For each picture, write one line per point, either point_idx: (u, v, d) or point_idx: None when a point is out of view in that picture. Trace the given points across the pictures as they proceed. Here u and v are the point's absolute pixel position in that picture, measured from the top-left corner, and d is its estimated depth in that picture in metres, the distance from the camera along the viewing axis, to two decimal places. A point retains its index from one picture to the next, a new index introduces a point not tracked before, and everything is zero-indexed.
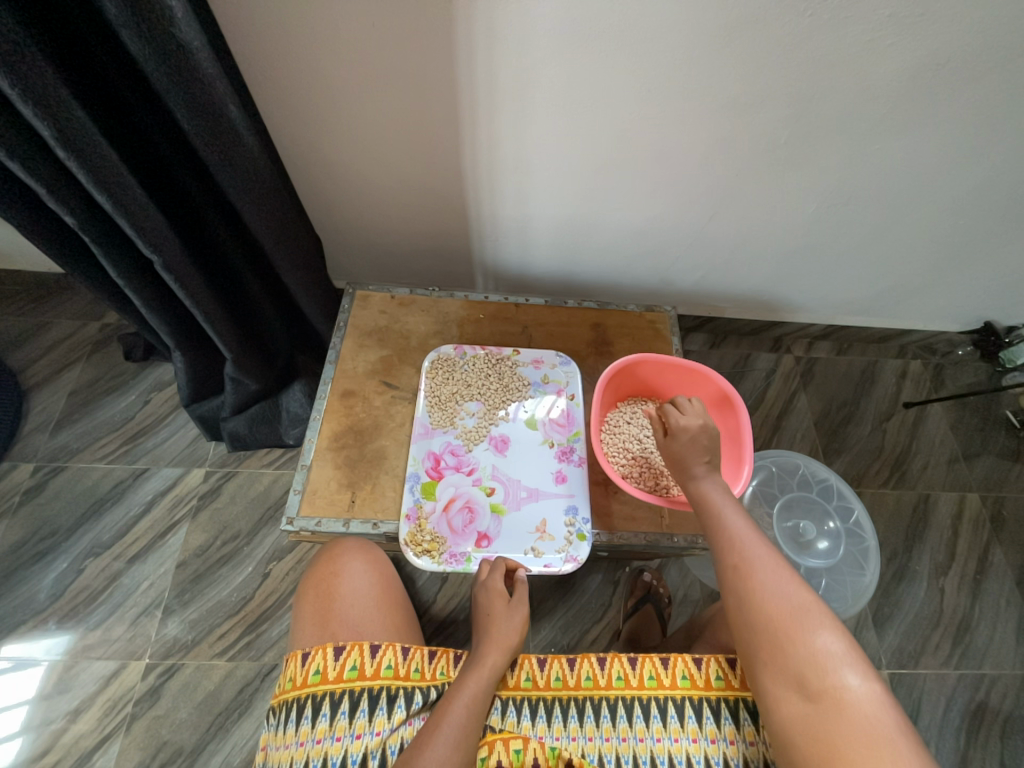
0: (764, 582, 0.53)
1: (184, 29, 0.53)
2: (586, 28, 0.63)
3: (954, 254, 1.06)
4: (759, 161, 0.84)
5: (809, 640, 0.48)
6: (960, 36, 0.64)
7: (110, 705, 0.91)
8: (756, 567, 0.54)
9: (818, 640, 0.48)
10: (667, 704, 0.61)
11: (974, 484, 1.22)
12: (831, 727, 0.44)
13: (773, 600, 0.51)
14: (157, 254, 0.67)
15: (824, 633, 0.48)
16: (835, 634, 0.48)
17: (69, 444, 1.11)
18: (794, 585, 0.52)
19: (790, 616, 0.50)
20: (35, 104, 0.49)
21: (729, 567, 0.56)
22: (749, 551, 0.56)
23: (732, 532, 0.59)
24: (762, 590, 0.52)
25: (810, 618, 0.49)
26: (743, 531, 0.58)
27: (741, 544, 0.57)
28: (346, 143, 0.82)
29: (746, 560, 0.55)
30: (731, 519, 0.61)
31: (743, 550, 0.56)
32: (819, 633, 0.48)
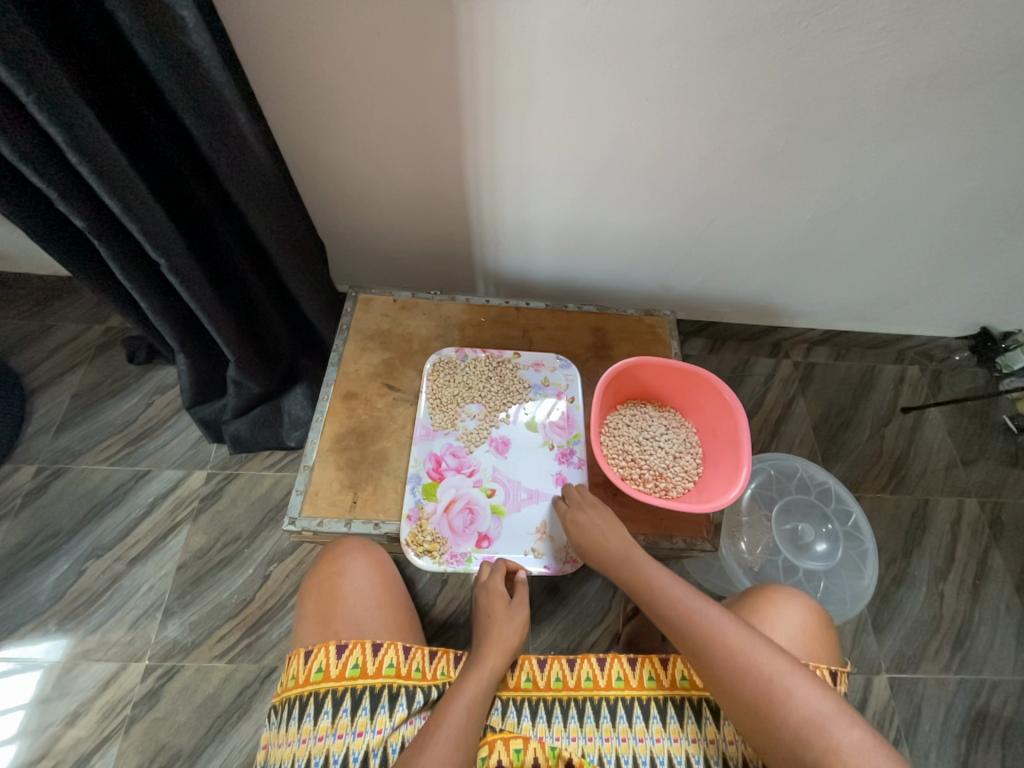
0: (729, 656, 0.54)
1: (194, 38, 0.54)
2: (586, 39, 0.65)
3: (950, 261, 1.07)
4: (756, 169, 0.86)
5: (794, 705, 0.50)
6: (952, 48, 0.66)
7: (109, 708, 0.91)
8: (713, 646, 0.55)
9: (803, 701, 0.50)
10: (667, 704, 0.62)
11: (973, 489, 1.22)
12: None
13: (748, 674, 0.52)
14: (164, 256, 0.68)
15: (802, 695, 0.50)
16: (815, 690, 0.50)
17: (72, 446, 1.12)
18: (760, 649, 0.54)
19: (771, 685, 0.51)
20: (49, 109, 0.50)
21: (690, 651, 0.56)
22: (702, 628, 0.56)
23: (679, 608, 0.59)
24: (736, 666, 0.53)
25: (788, 679, 0.51)
26: (689, 605, 0.59)
27: (692, 620, 0.57)
28: (351, 150, 0.84)
29: (701, 644, 0.56)
30: (672, 590, 0.61)
31: (697, 627, 0.56)
32: (802, 694, 0.50)
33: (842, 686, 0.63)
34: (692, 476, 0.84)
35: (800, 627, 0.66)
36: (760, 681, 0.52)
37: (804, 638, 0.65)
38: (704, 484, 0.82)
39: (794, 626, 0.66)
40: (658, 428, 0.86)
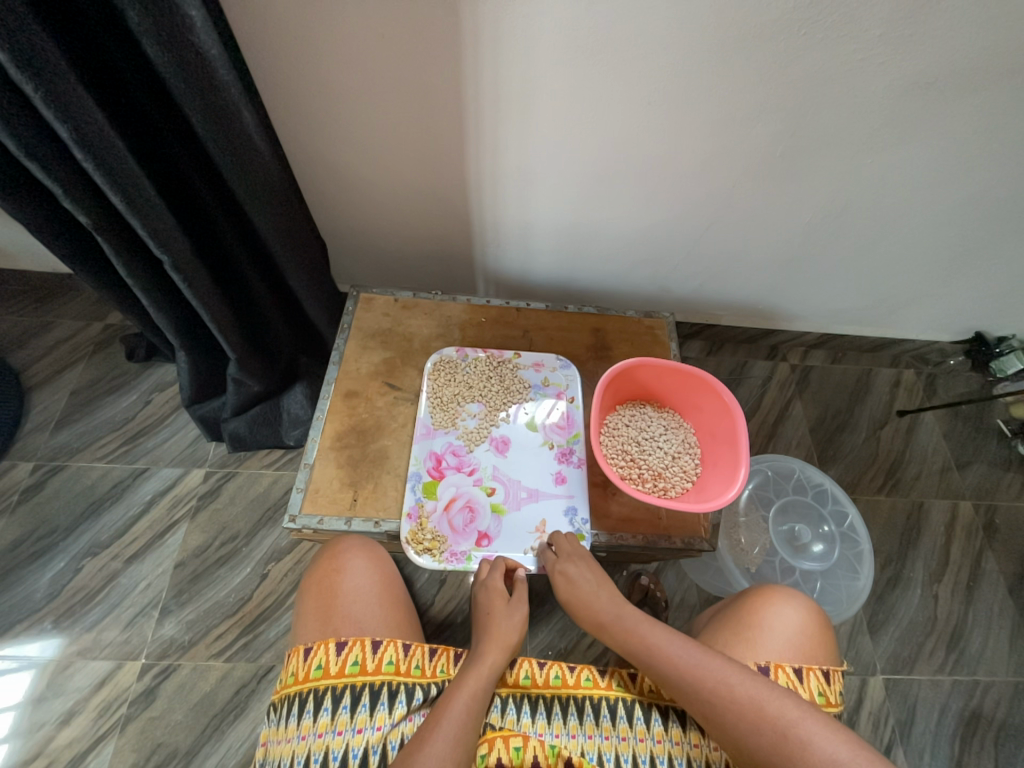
0: (739, 707, 0.53)
1: (202, 36, 0.54)
2: (588, 44, 0.66)
3: (946, 266, 1.09)
4: (755, 173, 0.87)
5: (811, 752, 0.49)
6: (948, 56, 0.67)
7: (104, 707, 0.91)
8: (723, 707, 0.54)
9: (820, 744, 0.49)
10: (667, 708, 0.63)
11: (967, 492, 1.23)
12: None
13: (761, 724, 0.52)
14: (167, 254, 0.68)
15: (818, 741, 0.49)
16: (829, 732, 0.50)
17: (69, 443, 1.12)
18: (769, 695, 0.53)
19: (784, 735, 0.50)
20: (56, 107, 0.50)
21: (703, 709, 0.55)
22: (707, 686, 0.55)
23: (680, 663, 0.58)
24: (748, 716, 0.53)
25: (801, 723, 0.51)
26: (688, 661, 0.57)
27: (696, 674, 0.56)
28: (353, 150, 0.84)
29: (710, 705, 0.54)
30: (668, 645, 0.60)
31: (704, 683, 0.55)
32: (817, 738, 0.50)
33: (837, 686, 0.64)
34: (690, 476, 0.84)
35: (799, 628, 0.67)
36: (775, 728, 0.51)
37: (802, 639, 0.66)
38: (703, 485, 0.82)
39: (793, 627, 0.67)
40: (657, 429, 0.87)
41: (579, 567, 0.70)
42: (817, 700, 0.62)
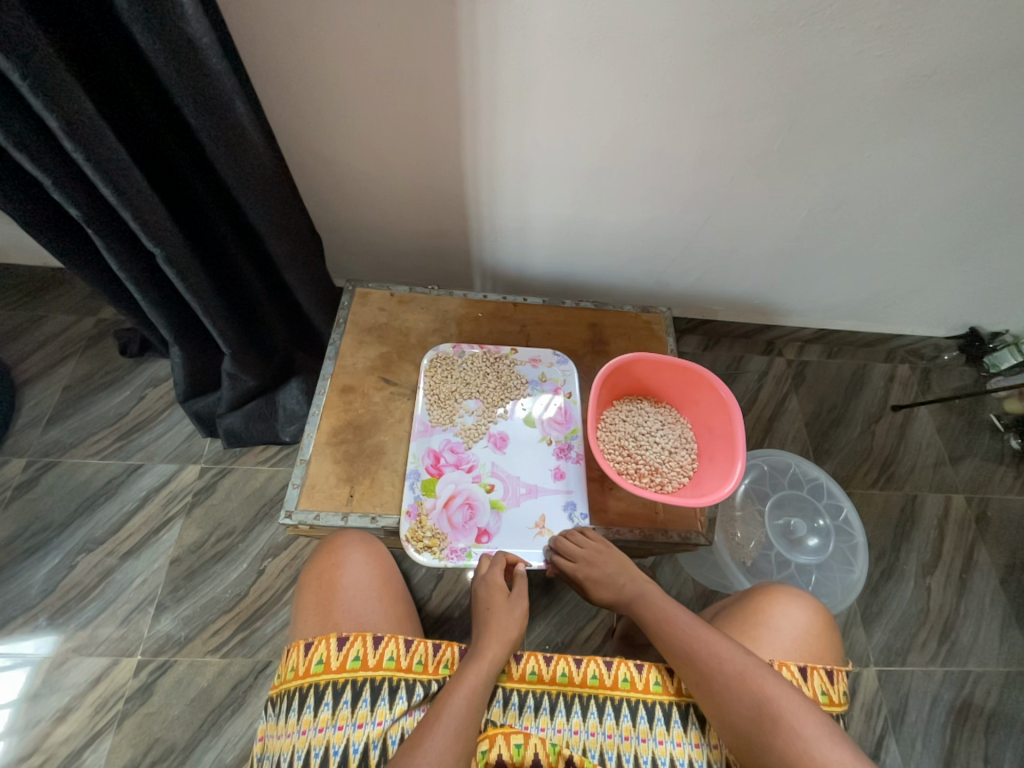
0: (724, 676, 0.57)
1: (193, 26, 0.54)
2: (585, 36, 0.65)
3: (941, 262, 1.09)
4: (752, 168, 0.86)
5: (784, 723, 0.52)
6: (945, 51, 0.67)
7: (100, 703, 0.90)
8: (713, 676, 0.57)
9: (794, 718, 0.52)
10: (672, 709, 0.62)
11: (960, 485, 1.24)
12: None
13: (741, 693, 0.55)
14: (159, 247, 0.67)
15: (799, 718, 0.52)
16: (805, 710, 0.53)
17: (62, 439, 1.11)
18: (756, 669, 0.56)
19: (766, 708, 0.54)
20: (44, 97, 0.49)
21: (693, 673, 0.59)
22: (702, 658, 0.59)
23: (682, 631, 0.63)
24: (731, 687, 0.56)
25: (781, 698, 0.54)
26: (691, 634, 0.61)
27: (694, 641, 0.61)
28: (349, 142, 0.83)
29: (701, 673, 0.58)
30: (678, 622, 0.64)
31: (698, 652, 0.59)
32: (794, 713, 0.53)
33: (840, 686, 0.63)
34: (687, 471, 0.84)
35: (805, 628, 0.67)
36: (755, 701, 0.54)
37: (809, 639, 0.67)
38: (700, 479, 0.83)
39: (799, 627, 0.67)
40: (654, 424, 0.87)
41: (601, 566, 0.74)
42: (819, 698, 0.62)
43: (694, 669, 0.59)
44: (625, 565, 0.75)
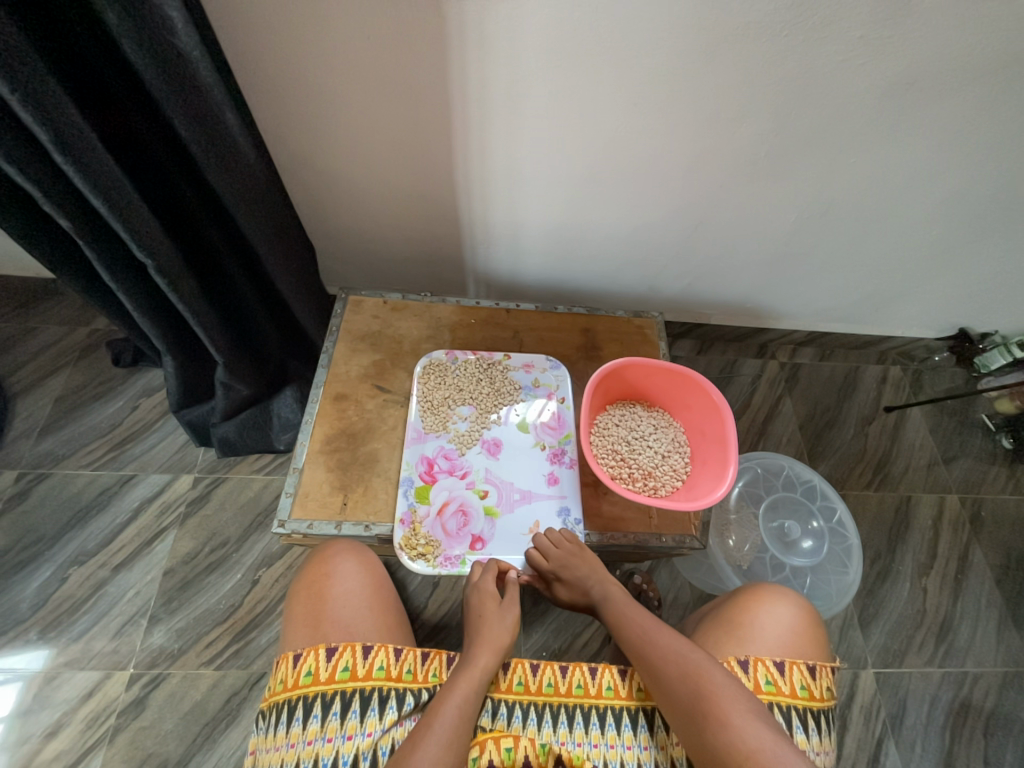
0: (668, 670, 0.58)
1: (184, 38, 0.54)
2: (573, 47, 0.66)
3: (928, 264, 1.10)
4: (741, 173, 0.87)
5: (713, 711, 0.53)
6: (928, 56, 0.68)
7: (92, 718, 0.89)
8: (659, 665, 0.59)
9: (722, 705, 0.53)
10: (654, 715, 0.62)
11: (954, 486, 1.25)
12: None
13: (680, 686, 0.56)
14: (151, 258, 0.67)
15: (729, 705, 0.53)
16: (735, 696, 0.54)
17: (54, 450, 1.10)
18: (697, 661, 0.58)
19: (702, 693, 0.54)
20: (34, 109, 0.50)
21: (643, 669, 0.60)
22: (650, 649, 0.61)
23: (636, 632, 0.64)
24: (672, 681, 0.57)
25: (715, 686, 0.55)
26: (646, 628, 0.64)
27: (645, 638, 0.62)
28: (340, 152, 0.84)
29: (649, 663, 0.60)
30: (637, 617, 0.66)
31: (648, 646, 0.61)
32: (724, 700, 0.53)
33: (823, 680, 0.64)
34: (681, 475, 0.84)
35: (791, 627, 0.67)
36: (691, 691, 0.55)
37: (794, 639, 0.66)
38: (693, 483, 0.83)
39: (784, 626, 0.67)
40: (647, 428, 0.87)
41: (569, 569, 0.72)
42: (799, 693, 0.62)
43: (644, 664, 0.61)
44: (598, 568, 0.73)
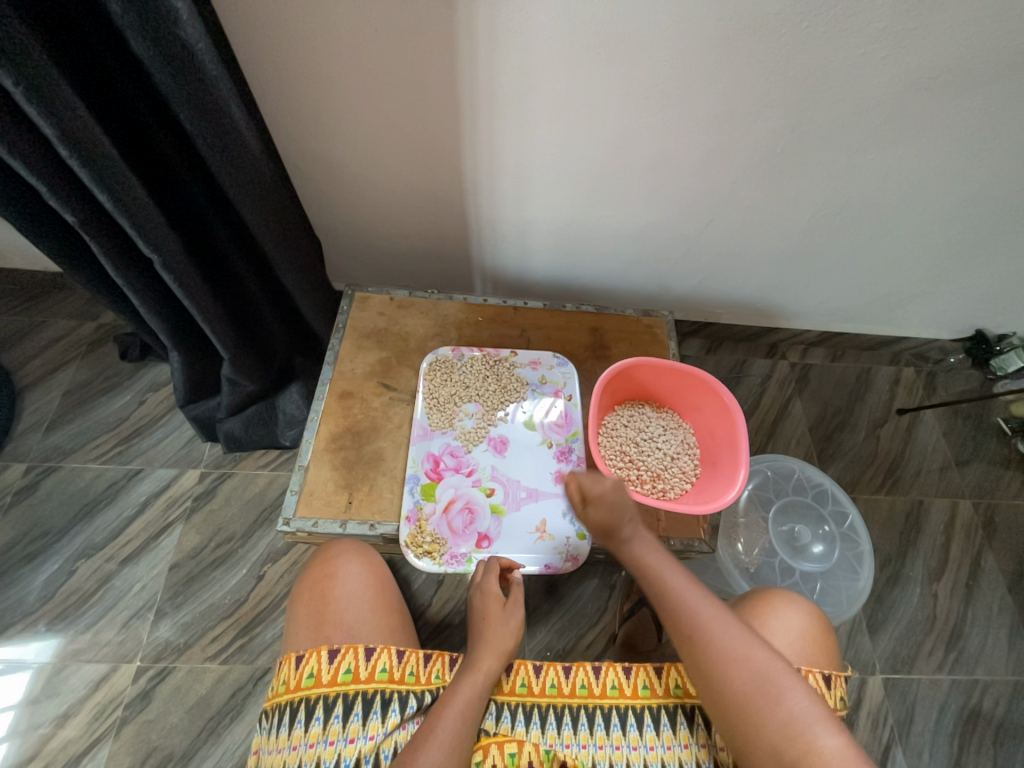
0: (722, 648, 0.54)
1: (189, 31, 0.53)
2: (585, 38, 0.65)
3: (944, 265, 1.08)
4: (756, 169, 0.85)
5: (774, 702, 0.50)
6: (953, 50, 0.66)
7: (99, 710, 0.90)
8: (711, 641, 0.55)
9: (784, 698, 0.50)
10: (660, 713, 0.61)
11: (966, 491, 1.23)
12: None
13: (736, 667, 0.53)
14: (157, 253, 0.67)
15: (795, 698, 0.50)
16: (797, 688, 0.51)
17: (62, 444, 1.10)
18: (755, 647, 0.54)
19: (762, 683, 0.51)
20: (37, 102, 0.49)
21: (687, 636, 0.56)
22: (700, 623, 0.56)
23: (680, 595, 0.60)
24: (727, 660, 0.53)
25: (773, 675, 0.52)
26: (690, 596, 0.59)
27: (693, 606, 0.58)
28: (347, 146, 0.83)
29: (700, 637, 0.56)
30: (677, 582, 0.61)
31: (696, 619, 0.57)
32: (784, 694, 0.51)
33: (837, 691, 0.62)
34: (690, 476, 0.84)
35: (800, 630, 0.66)
36: (750, 678, 0.52)
37: (804, 642, 0.65)
38: (703, 486, 0.82)
39: (793, 630, 0.66)
40: (656, 429, 0.86)
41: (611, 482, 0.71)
42: None
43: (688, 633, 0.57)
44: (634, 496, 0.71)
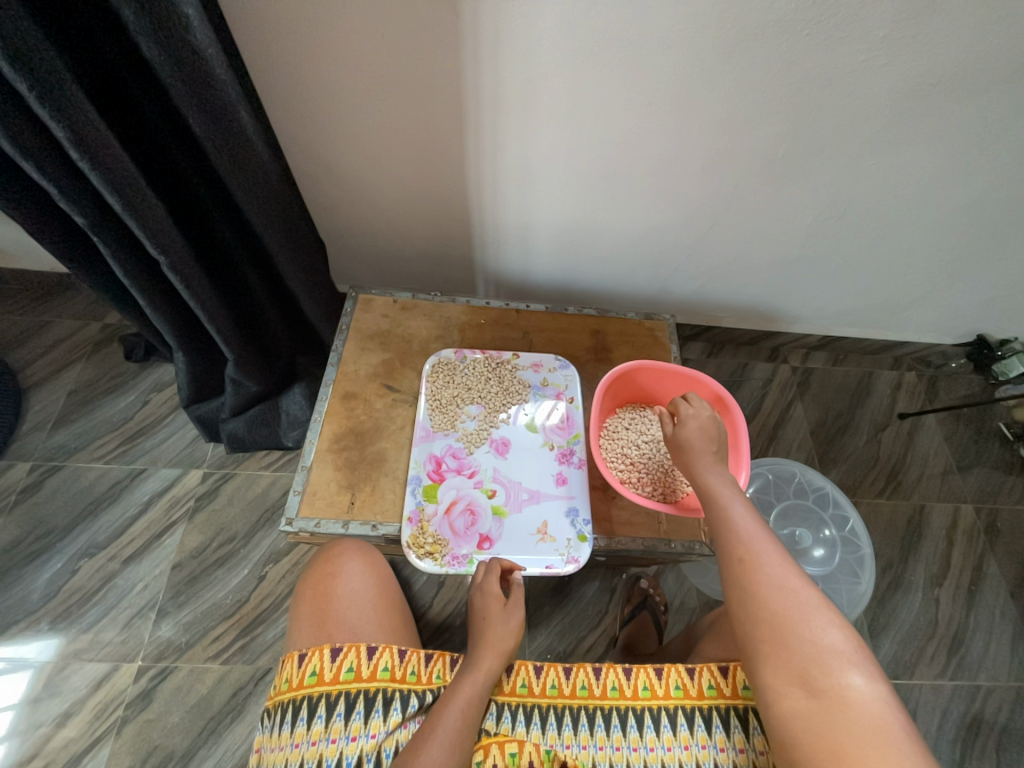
0: (769, 575, 0.50)
1: (198, 35, 0.54)
2: (588, 44, 0.65)
3: (946, 270, 1.08)
4: (757, 174, 0.86)
5: (811, 634, 0.46)
6: (951, 58, 0.67)
7: (100, 709, 0.90)
8: (759, 565, 0.51)
9: (824, 635, 0.46)
10: (660, 714, 0.61)
11: (968, 495, 1.22)
12: (833, 726, 0.42)
13: (779, 596, 0.48)
14: (164, 255, 0.67)
15: (832, 632, 0.46)
16: (842, 629, 0.46)
17: (67, 443, 1.11)
18: (799, 579, 0.50)
19: (801, 613, 0.47)
20: (50, 106, 0.50)
21: (735, 561, 0.53)
22: (752, 547, 0.53)
23: (737, 524, 0.56)
24: (768, 584, 0.49)
25: (816, 612, 0.47)
26: (745, 523, 0.56)
27: (749, 534, 0.54)
28: (352, 149, 0.84)
29: (749, 557, 0.52)
30: (736, 510, 0.58)
31: (749, 542, 0.53)
32: (824, 629, 0.46)
33: None
34: None
35: None
36: (787, 604, 0.48)
37: None
38: None
39: None
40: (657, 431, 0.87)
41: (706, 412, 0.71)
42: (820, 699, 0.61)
43: (737, 559, 0.53)
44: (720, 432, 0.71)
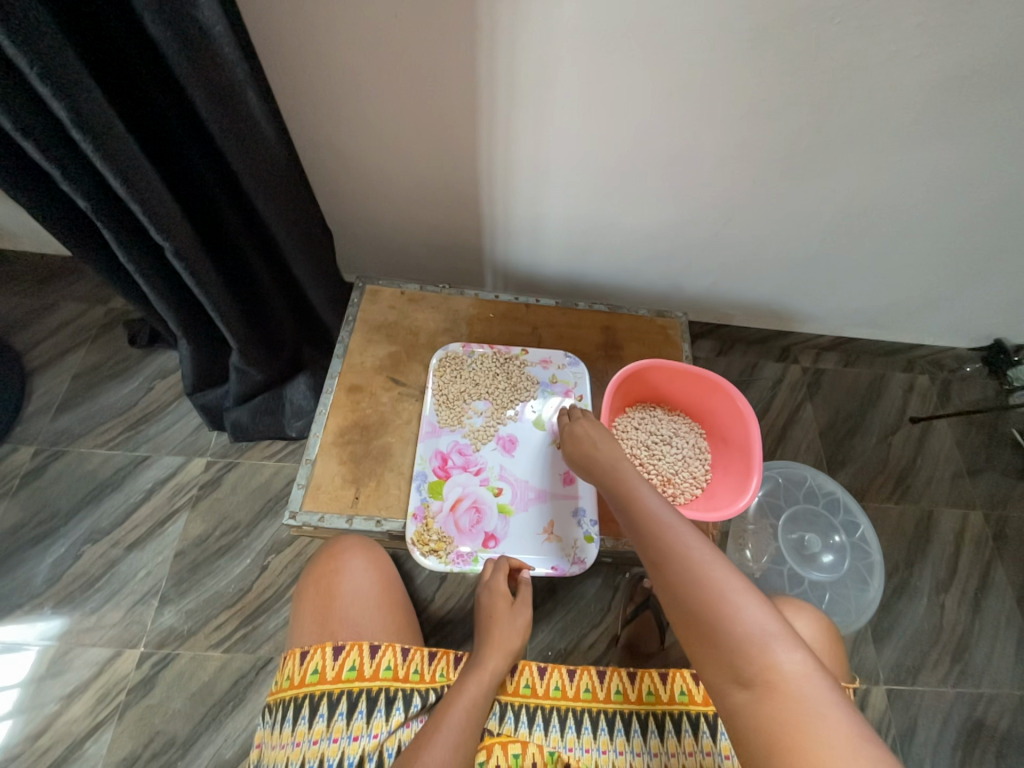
0: (679, 564, 0.46)
1: (205, 11, 0.52)
2: (608, 30, 0.63)
3: (965, 271, 1.06)
4: (777, 169, 0.84)
5: (730, 616, 0.41)
6: (983, 52, 0.64)
7: (103, 693, 0.90)
8: (670, 556, 0.47)
9: (744, 615, 0.41)
10: (664, 719, 0.61)
11: (978, 501, 1.21)
12: (771, 717, 0.37)
13: (691, 584, 0.44)
14: (168, 239, 0.66)
15: (750, 610, 0.41)
16: (759, 603, 0.41)
17: (71, 428, 1.11)
18: (711, 557, 0.45)
19: (715, 595, 0.42)
20: (53, 86, 0.48)
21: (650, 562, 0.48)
22: (665, 538, 0.49)
23: (650, 518, 0.51)
24: (681, 574, 0.45)
25: (731, 591, 0.42)
26: (656, 514, 0.51)
27: (659, 527, 0.50)
28: (361, 135, 0.82)
29: (660, 552, 0.48)
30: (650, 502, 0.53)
31: (660, 535, 0.49)
32: (742, 609, 0.41)
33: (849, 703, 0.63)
34: (701, 482, 0.83)
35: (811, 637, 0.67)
36: (700, 589, 0.43)
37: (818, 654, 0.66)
38: (713, 491, 0.82)
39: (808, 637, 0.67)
40: (668, 432, 0.85)
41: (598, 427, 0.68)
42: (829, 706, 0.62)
43: (654, 559, 0.48)
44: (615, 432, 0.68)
